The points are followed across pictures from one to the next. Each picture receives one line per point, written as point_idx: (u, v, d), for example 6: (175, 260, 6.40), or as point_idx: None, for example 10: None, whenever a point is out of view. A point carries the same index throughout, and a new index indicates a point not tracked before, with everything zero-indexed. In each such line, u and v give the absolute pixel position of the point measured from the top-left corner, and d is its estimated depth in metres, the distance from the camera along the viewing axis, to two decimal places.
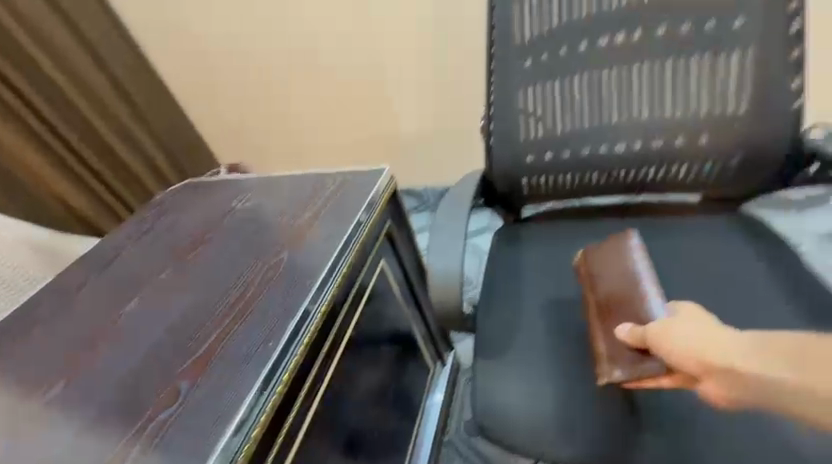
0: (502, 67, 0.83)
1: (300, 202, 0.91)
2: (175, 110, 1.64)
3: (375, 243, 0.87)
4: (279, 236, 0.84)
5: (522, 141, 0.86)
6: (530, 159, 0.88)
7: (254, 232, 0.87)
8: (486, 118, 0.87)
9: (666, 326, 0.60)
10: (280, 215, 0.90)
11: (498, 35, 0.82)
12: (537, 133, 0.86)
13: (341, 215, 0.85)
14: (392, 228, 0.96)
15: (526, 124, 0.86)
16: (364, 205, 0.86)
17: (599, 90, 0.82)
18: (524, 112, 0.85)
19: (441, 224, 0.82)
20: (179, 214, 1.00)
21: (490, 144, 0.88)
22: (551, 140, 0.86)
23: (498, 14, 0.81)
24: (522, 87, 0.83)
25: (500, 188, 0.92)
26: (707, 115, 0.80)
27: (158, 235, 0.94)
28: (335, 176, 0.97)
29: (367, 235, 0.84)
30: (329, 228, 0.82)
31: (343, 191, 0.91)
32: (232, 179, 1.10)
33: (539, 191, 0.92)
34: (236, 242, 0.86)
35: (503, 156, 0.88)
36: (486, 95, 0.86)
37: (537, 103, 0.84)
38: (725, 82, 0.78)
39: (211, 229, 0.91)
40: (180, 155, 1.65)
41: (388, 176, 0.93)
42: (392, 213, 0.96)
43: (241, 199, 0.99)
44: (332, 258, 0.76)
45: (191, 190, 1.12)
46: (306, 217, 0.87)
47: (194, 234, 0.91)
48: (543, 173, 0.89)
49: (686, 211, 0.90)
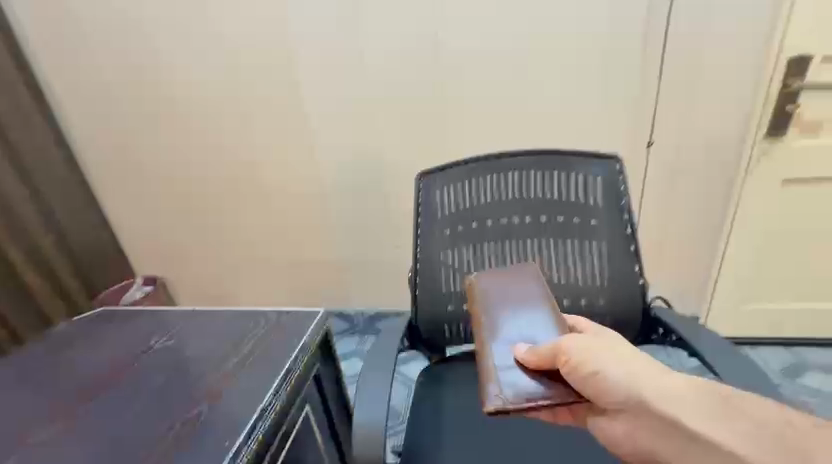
0: (426, 233, 1.04)
1: (228, 345, 0.93)
2: (98, 244, 1.91)
3: (302, 387, 0.89)
4: (202, 381, 0.85)
5: (443, 292, 1.04)
6: (450, 307, 1.05)
7: (171, 378, 0.87)
8: (413, 272, 1.05)
9: (585, 348, 0.63)
10: (206, 355, 0.91)
11: (425, 210, 1.04)
12: (456, 286, 1.04)
13: (268, 361, 0.87)
14: (323, 370, 0.99)
15: (447, 277, 1.04)
16: (294, 353, 0.88)
17: (504, 256, 1.03)
18: (447, 267, 1.04)
19: (370, 377, 0.91)
20: (92, 352, 0.97)
21: (416, 292, 1.06)
22: (466, 293, 1.04)
23: (424, 194, 1.05)
24: (442, 250, 1.03)
25: (424, 331, 1.07)
26: (586, 284, 1.01)
27: (61, 377, 0.91)
28: (270, 316, 1.01)
29: (296, 380, 0.87)
30: (254, 378, 0.84)
31: (275, 334, 0.94)
32: (154, 312, 1.09)
33: (458, 335, 1.08)
34: (151, 389, 0.84)
35: (426, 304, 1.05)
36: (415, 253, 1.05)
37: (457, 260, 1.03)
38: (597, 261, 1.00)
39: (123, 373, 0.89)
40: (92, 283, 1.87)
41: (323, 319, 0.98)
42: (323, 354, 1.00)
43: (164, 337, 0.99)
44: (254, 415, 0.76)
45: (105, 319, 1.11)
46: (232, 363, 0.88)
47: (102, 376, 0.90)
48: (460, 319, 1.06)
49: None
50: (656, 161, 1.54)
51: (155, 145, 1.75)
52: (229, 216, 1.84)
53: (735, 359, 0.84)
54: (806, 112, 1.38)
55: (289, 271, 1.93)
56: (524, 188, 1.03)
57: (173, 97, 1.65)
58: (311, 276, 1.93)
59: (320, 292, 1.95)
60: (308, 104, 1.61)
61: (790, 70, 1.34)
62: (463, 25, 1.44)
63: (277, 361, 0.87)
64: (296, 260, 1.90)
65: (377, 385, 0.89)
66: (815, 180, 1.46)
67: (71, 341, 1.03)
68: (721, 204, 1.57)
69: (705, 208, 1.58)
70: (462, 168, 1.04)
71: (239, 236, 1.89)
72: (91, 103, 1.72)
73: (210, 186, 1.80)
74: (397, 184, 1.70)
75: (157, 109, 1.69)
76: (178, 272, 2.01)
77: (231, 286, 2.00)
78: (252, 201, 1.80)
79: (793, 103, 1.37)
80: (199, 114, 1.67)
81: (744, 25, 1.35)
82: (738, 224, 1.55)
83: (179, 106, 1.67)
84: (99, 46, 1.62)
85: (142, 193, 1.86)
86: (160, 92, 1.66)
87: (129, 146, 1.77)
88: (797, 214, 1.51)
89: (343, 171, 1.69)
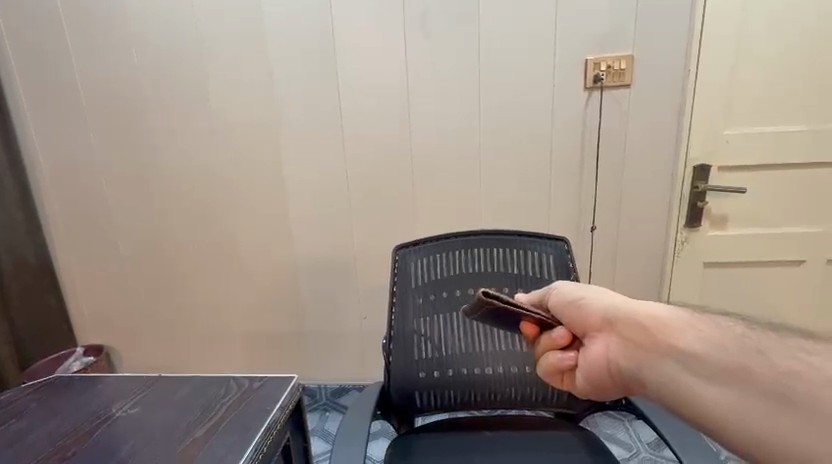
0: (401, 302, 1.14)
1: (196, 411, 0.93)
2: (39, 307, 1.90)
3: (272, 455, 0.88)
4: (165, 448, 0.83)
5: (415, 359, 1.13)
6: (421, 375, 1.13)
7: (136, 443, 0.85)
8: (387, 339, 1.13)
9: (598, 289, 0.72)
10: (171, 422, 0.90)
11: (400, 282, 1.15)
12: (427, 351, 1.14)
13: (243, 425, 0.87)
14: (292, 440, 0.99)
15: (419, 342, 1.13)
16: (269, 418, 0.89)
17: (472, 326, 1.15)
18: (418, 335, 1.14)
19: (344, 444, 0.93)
20: (40, 423, 0.94)
21: (389, 358, 1.13)
22: (436, 358, 1.14)
23: (399, 266, 1.16)
24: (416, 319, 1.14)
25: (393, 397, 1.14)
26: None
27: (9, 447, 0.88)
28: (242, 381, 1.02)
29: (267, 450, 0.86)
30: (228, 441, 0.84)
31: (249, 399, 0.95)
32: (118, 376, 1.08)
33: (427, 405, 1.15)
34: (111, 460, 0.81)
35: (398, 369, 1.13)
36: (389, 320, 1.14)
37: (427, 330, 1.14)
38: None
39: (78, 442, 0.87)
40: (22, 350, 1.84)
41: (295, 388, 0.99)
42: (292, 425, 0.99)
43: (123, 405, 0.97)
44: None
45: (60, 386, 1.07)
46: (204, 426, 0.88)
47: (54, 445, 0.87)
48: (429, 387, 1.14)
49: (541, 426, 1.16)
50: (600, 246, 1.77)
51: (139, 211, 1.86)
52: (203, 281, 1.92)
53: (697, 457, 0.92)
54: (712, 209, 1.68)
55: (258, 338, 1.97)
56: (491, 261, 1.16)
57: (161, 169, 1.80)
58: (279, 347, 1.97)
59: (284, 363, 1.99)
60: (289, 178, 1.77)
61: (696, 176, 1.64)
62: (431, 124, 1.68)
63: (248, 429, 0.86)
64: (266, 330, 1.96)
65: (351, 451, 0.92)
66: (729, 262, 1.72)
67: (23, 410, 1.00)
68: (657, 282, 1.79)
69: (645, 287, 1.80)
70: (434, 243, 1.18)
71: (211, 305, 1.95)
72: (79, 175, 1.84)
73: (189, 254, 1.89)
74: (368, 255, 1.83)
75: (147, 180, 1.82)
76: (144, 343, 2.04)
77: (198, 356, 2.03)
78: (227, 267, 1.89)
79: (703, 201, 1.66)
80: (187, 184, 1.81)
81: (659, 135, 1.63)
82: (673, 299, 1.79)
83: (165, 178, 1.81)
84: (95, 126, 1.78)
85: (112, 261, 1.94)
86: (152, 163, 1.80)
87: (113, 209, 1.87)
88: (717, 291, 1.76)
89: (318, 239, 1.83)
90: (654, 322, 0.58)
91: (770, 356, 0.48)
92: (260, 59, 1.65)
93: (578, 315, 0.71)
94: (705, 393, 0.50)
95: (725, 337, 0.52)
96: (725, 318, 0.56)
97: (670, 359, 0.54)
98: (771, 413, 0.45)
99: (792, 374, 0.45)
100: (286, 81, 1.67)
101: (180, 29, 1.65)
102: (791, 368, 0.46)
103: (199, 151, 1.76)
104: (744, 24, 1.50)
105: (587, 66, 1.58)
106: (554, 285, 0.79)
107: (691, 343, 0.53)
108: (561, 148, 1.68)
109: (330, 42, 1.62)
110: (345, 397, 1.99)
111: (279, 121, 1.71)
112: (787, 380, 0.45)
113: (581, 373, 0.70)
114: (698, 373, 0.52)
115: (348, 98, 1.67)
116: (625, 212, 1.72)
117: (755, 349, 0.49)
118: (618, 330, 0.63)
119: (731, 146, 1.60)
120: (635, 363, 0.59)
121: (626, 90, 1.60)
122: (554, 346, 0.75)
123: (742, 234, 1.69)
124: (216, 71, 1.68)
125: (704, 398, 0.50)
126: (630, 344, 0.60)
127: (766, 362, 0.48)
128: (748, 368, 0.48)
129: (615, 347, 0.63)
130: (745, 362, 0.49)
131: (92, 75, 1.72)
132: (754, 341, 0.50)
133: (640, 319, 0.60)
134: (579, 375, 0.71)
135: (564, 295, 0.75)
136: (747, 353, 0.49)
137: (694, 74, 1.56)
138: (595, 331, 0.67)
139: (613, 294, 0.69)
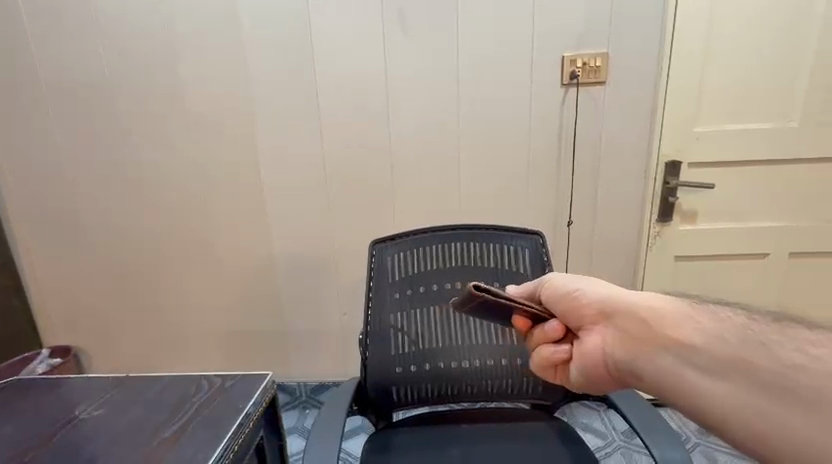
0: (377, 298, 1.14)
1: (165, 412, 0.90)
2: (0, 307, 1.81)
3: (243, 455, 0.86)
4: (131, 451, 0.80)
5: (392, 354, 1.13)
6: (398, 370, 1.13)
7: (100, 446, 0.82)
8: (363, 334, 1.13)
9: (592, 281, 0.72)
10: (138, 424, 0.87)
11: (377, 276, 1.15)
12: (404, 345, 1.13)
13: (215, 425, 0.85)
14: (265, 439, 0.97)
15: (396, 337, 1.13)
16: (240, 418, 0.86)
17: (449, 320, 1.15)
18: (395, 330, 1.13)
19: (319, 443, 0.92)
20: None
21: (366, 353, 1.13)
22: (414, 353, 1.13)
23: (376, 261, 1.16)
24: (393, 313, 1.14)
25: (370, 392, 1.13)
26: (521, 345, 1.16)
27: None
28: (214, 380, 0.99)
29: (237, 450, 0.84)
30: (198, 442, 0.81)
31: (220, 399, 0.92)
32: (83, 377, 1.04)
33: (405, 399, 1.15)
34: None
35: (374, 364, 1.13)
36: (366, 316, 1.13)
37: (404, 324, 1.14)
38: None
39: (38, 447, 0.83)
40: None
41: (268, 386, 0.96)
42: (265, 424, 0.97)
43: (88, 407, 0.93)
44: None
45: (19, 390, 1.02)
46: (173, 428, 0.85)
47: (13, 450, 0.83)
48: (406, 381, 1.14)
49: (515, 417, 1.17)
50: (577, 240, 1.80)
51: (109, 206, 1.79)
52: (177, 279, 1.86)
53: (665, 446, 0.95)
54: (683, 204, 1.73)
55: (235, 335, 1.93)
56: (468, 256, 1.17)
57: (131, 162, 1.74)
58: (256, 345, 1.94)
59: (262, 361, 1.96)
60: (267, 173, 1.73)
61: (668, 172, 1.69)
62: (410, 118, 1.67)
63: (218, 430, 0.84)
64: (243, 328, 1.92)
65: (325, 450, 0.90)
66: (699, 256, 1.78)
67: None
68: (630, 275, 1.84)
69: (618, 280, 1.85)
70: (410, 238, 1.18)
71: (186, 303, 1.89)
72: (42, 168, 1.76)
73: (162, 251, 1.83)
74: (348, 251, 1.81)
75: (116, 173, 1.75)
76: (114, 342, 1.97)
77: (171, 356, 1.98)
78: (202, 264, 1.84)
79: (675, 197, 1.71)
80: (161, 178, 1.74)
81: (632, 132, 1.67)
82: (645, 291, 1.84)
83: (136, 172, 1.74)
84: (59, 118, 1.71)
85: (79, 258, 1.86)
86: (122, 155, 1.73)
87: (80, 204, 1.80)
88: (687, 283, 1.82)
89: (298, 235, 1.79)
90: (652, 313, 0.57)
91: (774, 349, 0.46)
92: (234, 49, 1.61)
93: (572, 308, 0.71)
94: (705, 386, 0.49)
95: (725, 328, 0.51)
96: (725, 307, 0.55)
97: (668, 353, 0.53)
98: (774, 406, 0.44)
99: (797, 367, 0.44)
100: (260, 73, 1.63)
101: (149, 17, 1.59)
102: (795, 361, 0.45)
103: (171, 144, 1.70)
104: (715, 24, 1.54)
105: (564, 63, 1.60)
106: (547, 279, 0.80)
107: (691, 335, 0.52)
108: (538, 144, 1.69)
109: (306, 33, 1.59)
110: (324, 394, 1.98)
111: (253, 113, 1.67)
112: (790, 374, 0.44)
113: (576, 366, 0.71)
114: (697, 365, 0.50)
115: (324, 91, 1.65)
116: (600, 209, 1.76)
117: (757, 340, 0.48)
118: (613, 323, 0.63)
119: (701, 143, 1.65)
120: (630, 356, 0.59)
121: (601, 87, 1.63)
122: (547, 339, 0.76)
123: (713, 229, 1.74)
124: (187, 61, 1.62)
125: (701, 389, 0.50)
126: (624, 336, 0.60)
127: (770, 354, 0.46)
128: (751, 361, 0.47)
129: (611, 339, 0.62)
130: (747, 355, 0.48)
131: (54, 64, 1.65)
132: (758, 332, 0.49)
133: (636, 312, 0.60)
134: (574, 368, 0.72)
135: (557, 289, 0.76)
136: (750, 346, 0.48)
137: (666, 73, 1.59)
138: (591, 323, 0.68)
139: (607, 287, 0.69)
